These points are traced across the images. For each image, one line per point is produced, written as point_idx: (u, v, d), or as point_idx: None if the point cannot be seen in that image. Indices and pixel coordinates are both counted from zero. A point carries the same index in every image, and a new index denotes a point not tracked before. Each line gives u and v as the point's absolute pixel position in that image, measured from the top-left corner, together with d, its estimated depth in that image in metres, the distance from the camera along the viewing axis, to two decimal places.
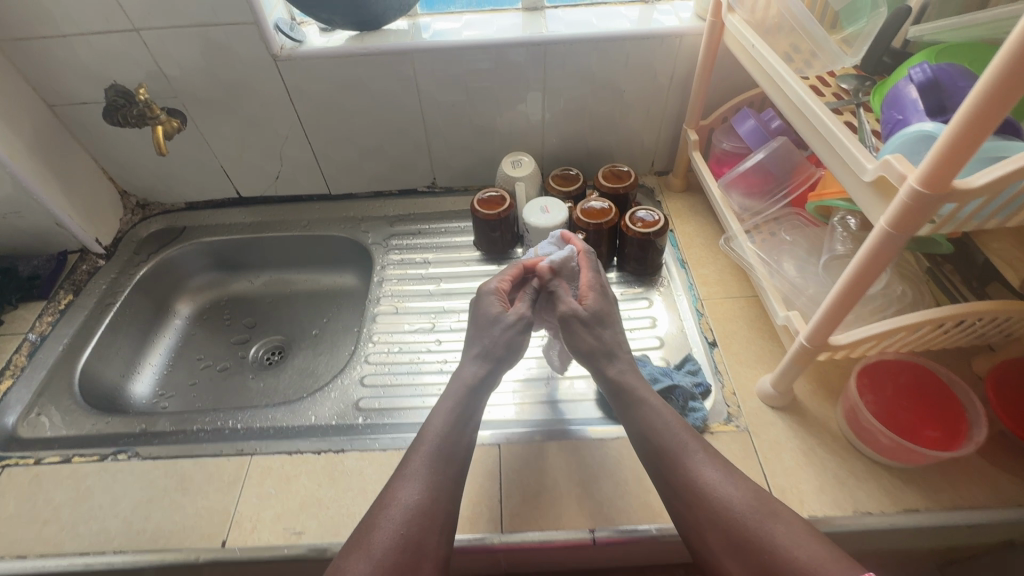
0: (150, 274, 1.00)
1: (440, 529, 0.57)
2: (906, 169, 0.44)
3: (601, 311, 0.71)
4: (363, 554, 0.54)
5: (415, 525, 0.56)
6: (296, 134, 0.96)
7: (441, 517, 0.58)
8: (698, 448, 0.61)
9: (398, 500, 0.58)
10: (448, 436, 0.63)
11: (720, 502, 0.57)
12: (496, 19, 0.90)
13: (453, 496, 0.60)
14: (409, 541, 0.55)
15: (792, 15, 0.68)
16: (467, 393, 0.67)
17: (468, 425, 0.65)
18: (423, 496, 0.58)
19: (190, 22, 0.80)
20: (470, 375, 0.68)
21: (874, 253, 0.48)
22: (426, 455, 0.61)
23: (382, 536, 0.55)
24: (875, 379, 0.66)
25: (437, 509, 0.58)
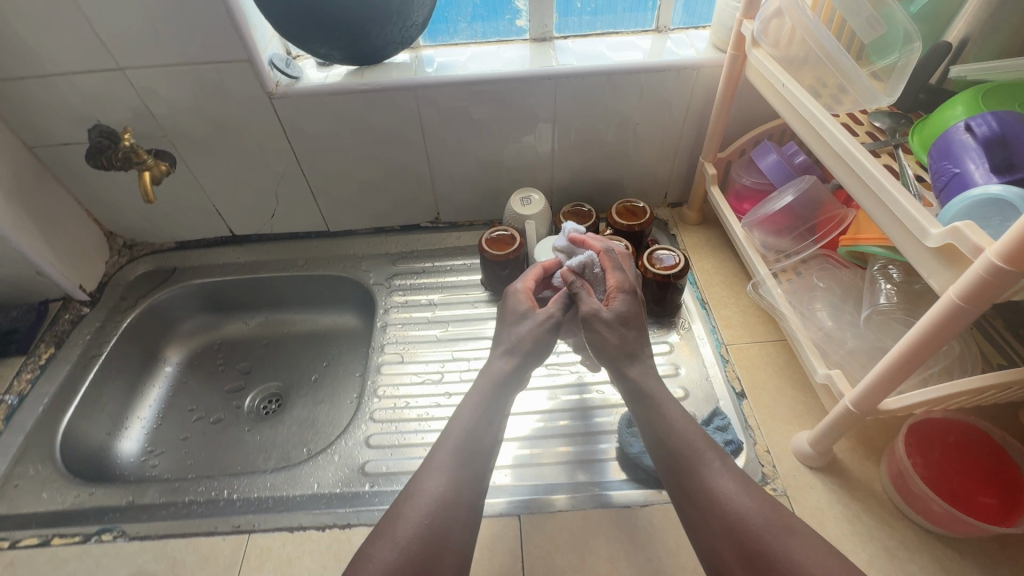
0: (137, 321, 0.95)
1: (464, 522, 0.56)
2: (980, 239, 0.40)
3: (627, 312, 0.66)
4: (387, 542, 0.53)
5: (440, 516, 0.55)
6: (292, 171, 0.91)
7: (466, 507, 0.57)
8: (716, 457, 0.57)
9: (424, 490, 0.57)
10: (474, 430, 0.62)
11: (735, 517, 0.52)
12: (503, 51, 0.85)
13: (477, 488, 0.59)
14: (433, 533, 0.54)
15: (822, 49, 0.61)
16: (492, 391, 0.65)
17: (495, 419, 0.64)
18: (448, 487, 0.57)
19: (178, 60, 0.75)
20: (497, 371, 0.67)
21: (938, 326, 0.43)
22: (450, 448, 0.60)
23: (406, 526, 0.54)
24: (921, 439, 0.62)
25: (461, 501, 0.57)
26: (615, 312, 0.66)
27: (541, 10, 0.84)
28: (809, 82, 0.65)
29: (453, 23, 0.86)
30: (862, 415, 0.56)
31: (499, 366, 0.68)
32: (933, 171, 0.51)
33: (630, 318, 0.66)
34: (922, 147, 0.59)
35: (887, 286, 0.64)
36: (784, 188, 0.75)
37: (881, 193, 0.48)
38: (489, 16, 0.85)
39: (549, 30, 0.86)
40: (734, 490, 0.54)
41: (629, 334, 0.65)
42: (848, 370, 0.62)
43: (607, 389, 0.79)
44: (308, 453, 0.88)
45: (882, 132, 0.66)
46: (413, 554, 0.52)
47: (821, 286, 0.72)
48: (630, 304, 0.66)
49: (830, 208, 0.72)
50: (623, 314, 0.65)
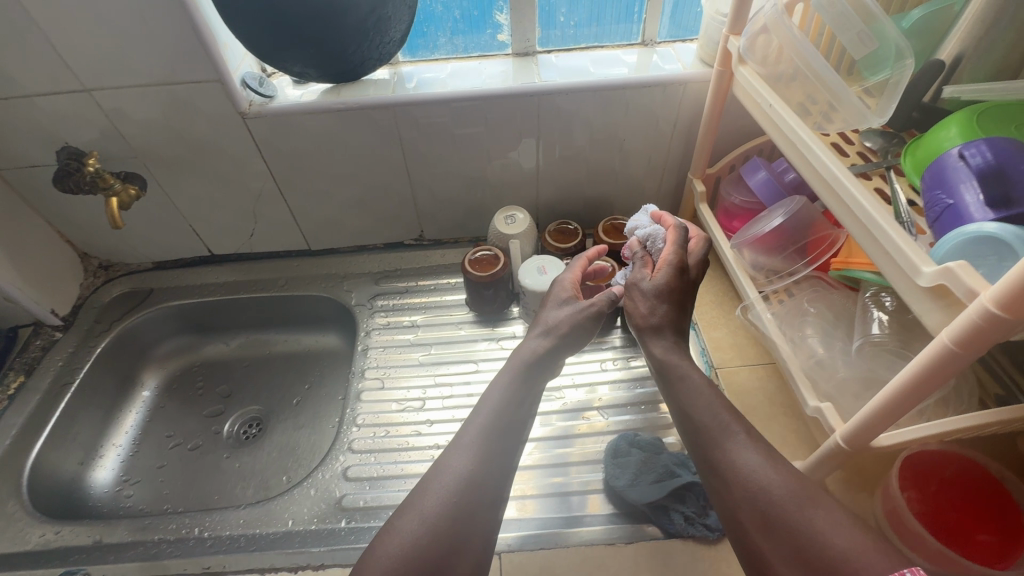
0: (112, 345, 0.92)
1: (491, 502, 0.54)
2: (975, 282, 0.37)
3: (667, 289, 0.62)
4: (415, 516, 0.52)
5: (467, 494, 0.53)
6: (270, 190, 0.89)
7: (490, 487, 0.55)
8: (739, 429, 0.52)
9: (451, 467, 0.55)
10: (501, 411, 0.60)
11: (757, 488, 0.48)
12: (485, 67, 0.83)
13: (501, 470, 0.57)
14: (461, 511, 0.52)
15: (807, 66, 0.59)
16: (522, 371, 0.63)
17: (524, 400, 0.62)
18: (475, 467, 0.55)
19: (145, 81, 0.73)
20: (531, 351, 0.65)
21: (930, 368, 0.41)
22: (479, 426, 0.58)
23: (433, 501, 0.52)
24: (917, 473, 0.59)
25: (488, 481, 0.55)
26: (653, 287, 0.63)
27: (523, 25, 0.81)
28: (797, 99, 0.63)
29: (433, 38, 0.84)
30: (853, 452, 0.54)
31: (535, 344, 0.65)
32: (926, 200, 0.48)
33: (668, 295, 0.62)
34: (915, 171, 0.57)
35: (880, 317, 0.63)
36: (775, 208, 0.73)
37: (873, 226, 0.46)
38: (470, 30, 0.83)
39: (531, 44, 0.84)
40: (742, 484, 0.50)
41: (662, 307, 0.62)
42: (838, 402, 0.60)
43: (593, 415, 0.76)
44: (288, 482, 0.86)
45: (874, 152, 0.63)
46: (437, 532, 0.51)
47: (812, 311, 0.69)
48: (671, 279, 0.62)
49: (821, 229, 0.70)
50: (663, 290, 0.62)
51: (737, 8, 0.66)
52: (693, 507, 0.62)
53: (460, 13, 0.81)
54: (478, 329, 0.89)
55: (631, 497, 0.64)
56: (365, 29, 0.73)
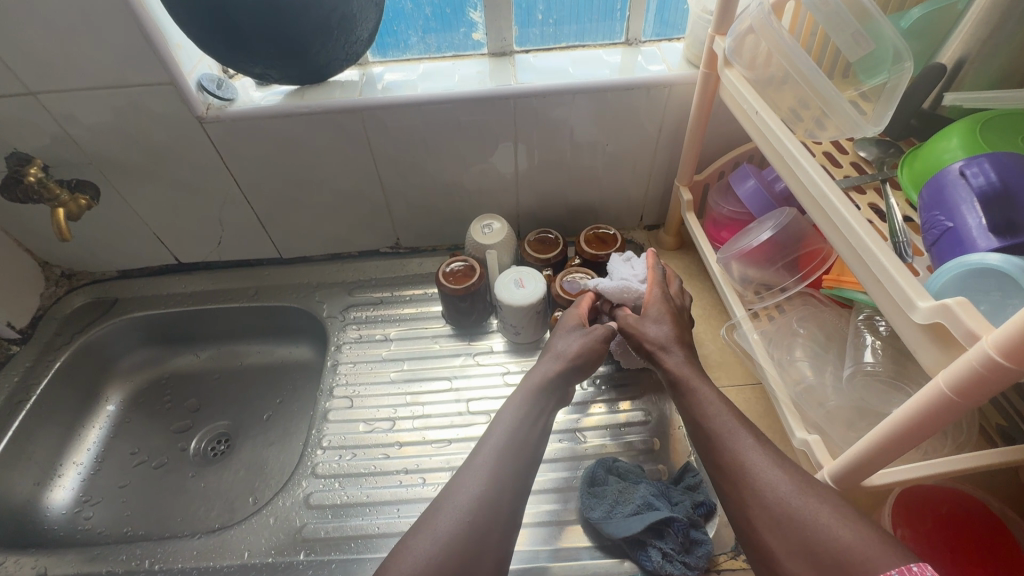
0: (73, 358, 0.88)
1: (503, 527, 0.53)
2: (975, 322, 0.33)
3: (664, 314, 0.67)
4: (428, 533, 0.52)
5: (480, 514, 0.53)
6: (235, 197, 0.84)
7: (504, 509, 0.54)
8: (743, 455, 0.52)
9: (463, 487, 0.55)
10: (516, 432, 0.59)
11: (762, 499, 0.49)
12: (459, 68, 0.78)
13: (520, 492, 0.56)
14: (473, 531, 0.52)
15: (797, 71, 0.54)
16: (538, 392, 0.63)
17: (538, 421, 0.62)
18: (486, 487, 0.55)
19: (94, 83, 0.68)
20: (543, 373, 0.65)
21: (925, 413, 0.37)
22: (493, 448, 0.58)
23: (446, 520, 0.52)
24: (910, 509, 0.55)
25: (503, 501, 0.54)
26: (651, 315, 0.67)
27: (499, 23, 0.76)
28: (786, 106, 0.58)
29: (404, 37, 0.79)
30: (842, 491, 0.50)
31: (548, 367, 0.65)
32: (923, 221, 0.44)
33: (668, 320, 0.66)
34: (912, 185, 0.52)
35: (872, 342, 0.58)
36: (764, 220, 0.68)
37: (864, 252, 0.42)
38: (443, 28, 0.78)
39: (508, 44, 0.79)
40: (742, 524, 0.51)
41: (665, 329, 0.66)
42: (827, 432, 0.56)
43: (571, 438, 0.71)
44: (255, 503, 0.82)
45: (868, 164, 0.59)
46: (451, 552, 0.50)
47: (802, 331, 0.65)
48: (665, 305, 0.67)
49: (813, 243, 0.65)
50: (663, 314, 0.66)
51: (722, 7, 0.61)
52: (672, 542, 0.58)
53: (432, 11, 0.76)
54: (454, 343, 0.85)
55: (607, 531, 0.60)
56: (327, 29, 0.69)
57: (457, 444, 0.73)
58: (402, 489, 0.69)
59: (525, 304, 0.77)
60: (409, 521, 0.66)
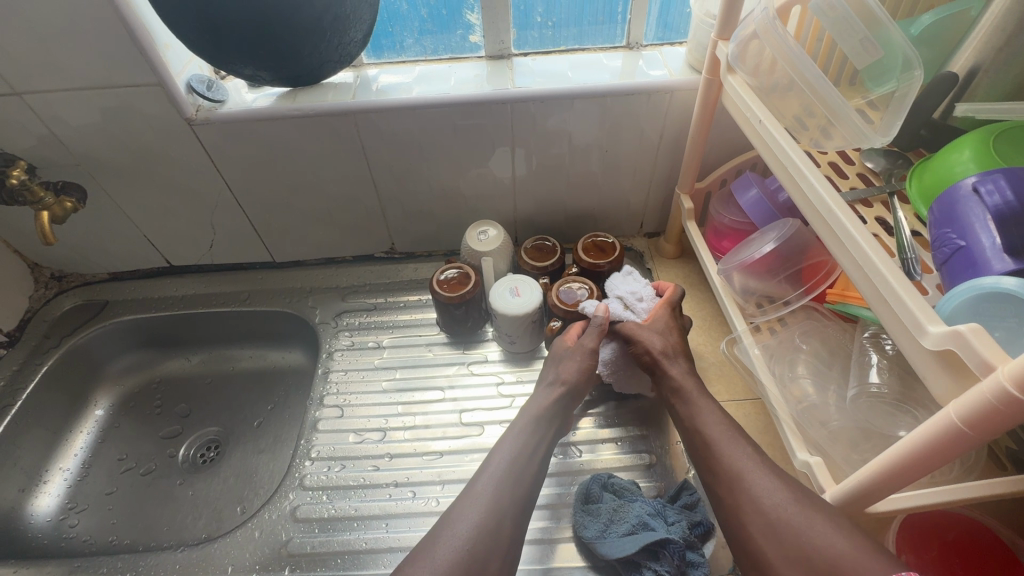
0: (61, 362, 0.87)
1: (503, 553, 0.53)
2: (989, 350, 0.31)
3: (668, 325, 0.67)
4: (426, 562, 0.50)
5: (481, 542, 0.52)
6: (226, 200, 0.83)
7: (506, 531, 0.54)
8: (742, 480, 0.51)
9: (463, 518, 0.54)
10: (516, 463, 0.59)
11: None
12: (455, 71, 0.77)
13: (520, 524, 0.55)
14: (473, 558, 0.51)
15: (802, 77, 0.52)
16: (535, 421, 0.63)
17: (539, 452, 0.61)
18: (487, 516, 0.54)
19: (81, 84, 0.67)
20: (539, 403, 0.65)
21: (934, 442, 0.35)
22: (493, 476, 0.57)
23: (445, 551, 0.51)
24: (915, 535, 0.53)
25: (504, 528, 0.54)
26: (652, 325, 0.67)
27: (496, 25, 0.75)
28: (790, 113, 0.56)
29: (400, 38, 0.77)
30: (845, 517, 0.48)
31: (541, 398, 0.65)
32: (933, 238, 0.42)
33: (669, 331, 0.66)
34: (921, 198, 0.50)
35: (878, 361, 0.56)
36: (767, 231, 0.66)
37: (870, 269, 0.40)
38: (440, 30, 0.77)
39: (506, 46, 0.77)
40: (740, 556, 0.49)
41: (669, 337, 0.66)
42: (830, 454, 0.54)
43: (566, 452, 0.70)
44: (243, 513, 0.80)
45: (875, 174, 0.57)
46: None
47: (804, 346, 0.63)
48: (669, 318, 0.68)
49: (816, 254, 0.63)
50: (666, 327, 0.67)
51: (725, 11, 0.59)
52: (668, 565, 0.56)
53: (428, 12, 0.75)
54: (448, 351, 0.83)
55: (601, 551, 0.58)
56: (319, 30, 0.67)
57: (448, 457, 0.72)
58: (391, 503, 0.68)
59: (521, 314, 0.75)
60: (397, 536, 0.64)
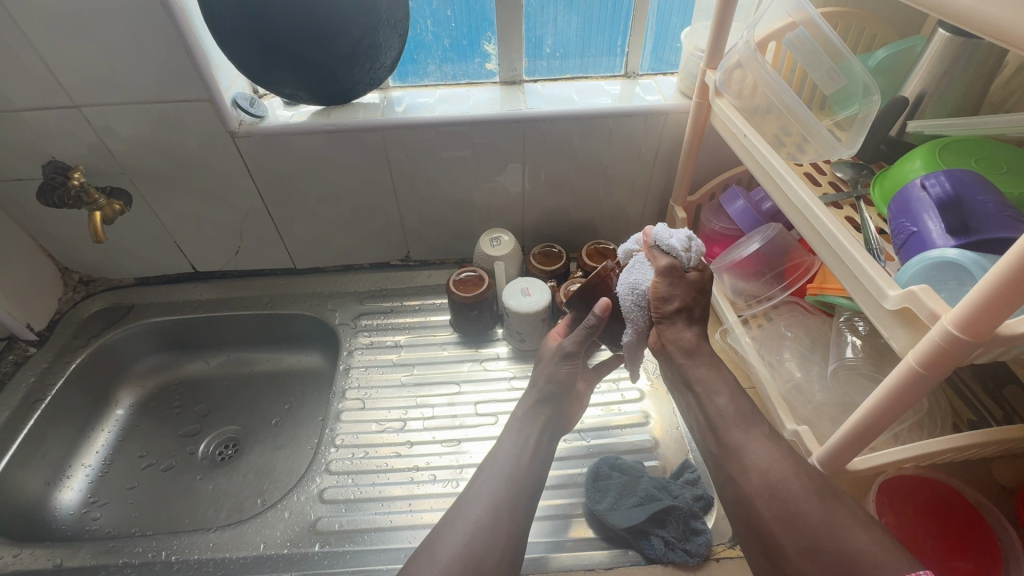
0: (88, 361, 0.90)
1: (505, 546, 0.56)
2: (936, 304, 0.38)
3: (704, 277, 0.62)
4: (428, 559, 0.54)
5: (482, 536, 0.55)
6: (256, 208, 0.89)
7: (509, 527, 0.57)
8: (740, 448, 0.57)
9: (464, 514, 0.57)
10: (518, 455, 0.62)
11: (754, 480, 0.53)
12: (472, 94, 0.85)
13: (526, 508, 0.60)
14: (472, 553, 0.54)
15: (779, 99, 0.62)
16: (525, 418, 0.66)
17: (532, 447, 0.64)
18: (487, 509, 0.57)
19: (137, 98, 0.74)
20: (528, 399, 0.68)
21: (900, 389, 0.42)
22: (499, 473, 0.61)
23: (446, 545, 0.54)
24: (893, 498, 0.60)
25: (509, 515, 0.57)
26: (694, 281, 0.61)
27: (511, 54, 0.84)
28: (771, 130, 0.66)
29: (423, 65, 0.86)
30: (830, 474, 0.54)
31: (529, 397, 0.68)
32: (893, 228, 0.50)
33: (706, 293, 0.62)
34: (883, 200, 0.59)
35: (854, 340, 0.64)
36: (753, 234, 0.74)
37: (841, 251, 0.47)
38: (459, 58, 0.86)
39: (518, 73, 0.86)
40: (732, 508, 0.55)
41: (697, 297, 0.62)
42: (815, 425, 0.61)
43: (575, 438, 0.76)
44: (263, 504, 0.84)
45: (844, 181, 0.66)
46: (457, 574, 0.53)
47: (789, 335, 0.71)
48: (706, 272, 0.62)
49: (797, 255, 0.71)
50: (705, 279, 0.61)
51: (712, 45, 0.69)
52: (673, 530, 0.62)
53: (450, 42, 0.84)
54: (462, 349, 0.89)
55: (610, 522, 0.63)
56: (355, 55, 0.75)
57: (466, 444, 0.77)
58: (413, 486, 0.72)
59: (532, 312, 0.81)
60: (420, 515, 0.69)
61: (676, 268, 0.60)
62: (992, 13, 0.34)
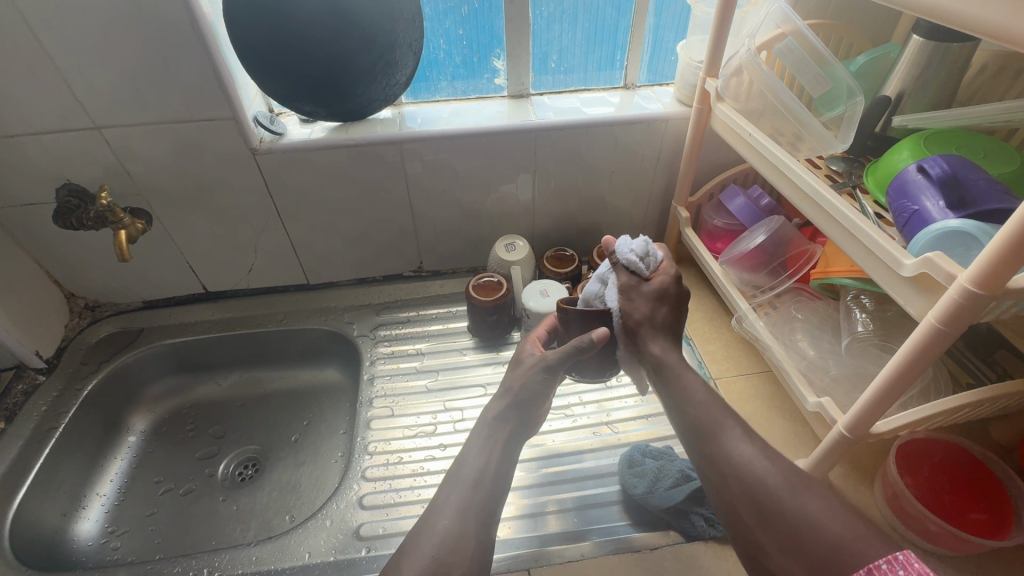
0: (100, 387, 0.88)
1: (473, 554, 0.56)
2: (950, 267, 0.43)
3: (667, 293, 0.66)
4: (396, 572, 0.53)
5: (448, 546, 0.55)
6: (273, 224, 0.90)
7: (475, 536, 0.57)
8: None
9: (433, 526, 0.57)
10: (487, 463, 0.64)
11: None
12: (483, 107, 0.90)
13: None
14: (439, 563, 0.53)
15: (779, 100, 0.68)
16: (491, 425, 0.68)
17: (499, 453, 0.66)
18: (454, 521, 0.58)
19: (159, 117, 0.75)
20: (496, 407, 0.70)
21: (922, 348, 0.46)
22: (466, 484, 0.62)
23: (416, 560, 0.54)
24: (910, 461, 0.64)
25: (469, 529, 0.58)
26: (657, 289, 0.66)
27: (518, 70, 0.89)
28: (769, 129, 0.71)
29: (435, 81, 0.90)
30: (856, 439, 0.58)
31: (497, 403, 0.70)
32: (893, 209, 0.56)
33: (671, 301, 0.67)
34: (877, 188, 0.65)
35: (862, 316, 0.70)
36: (756, 227, 0.80)
37: (854, 230, 0.53)
38: (469, 75, 0.90)
39: (526, 87, 0.91)
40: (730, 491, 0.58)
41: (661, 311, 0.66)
42: (835, 395, 0.66)
43: (604, 431, 0.79)
44: (291, 521, 0.82)
45: (839, 174, 0.71)
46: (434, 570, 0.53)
47: (799, 317, 0.76)
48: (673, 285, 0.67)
49: (798, 245, 0.78)
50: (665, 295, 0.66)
51: (711, 55, 0.75)
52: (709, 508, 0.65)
53: (460, 59, 0.88)
54: (483, 354, 0.92)
55: (651, 503, 0.67)
56: (374, 72, 0.79)
57: None
58: None
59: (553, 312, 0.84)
60: None
61: (636, 280, 0.66)
62: (978, 12, 0.40)
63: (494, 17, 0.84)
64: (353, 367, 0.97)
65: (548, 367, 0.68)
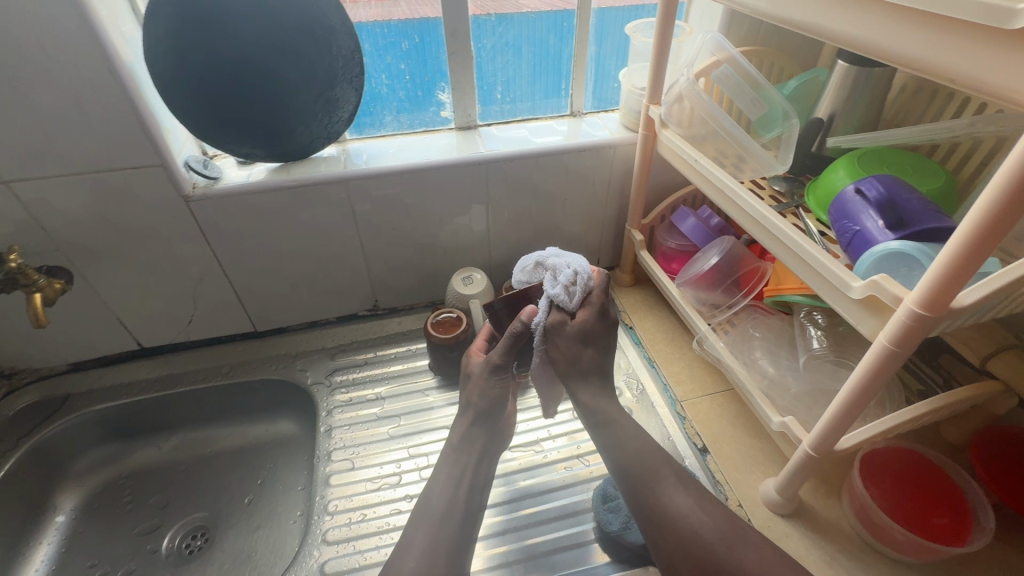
0: (19, 465, 0.79)
1: None
2: (895, 289, 0.44)
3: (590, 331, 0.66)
4: None
5: None
6: (213, 273, 0.85)
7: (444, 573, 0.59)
8: None
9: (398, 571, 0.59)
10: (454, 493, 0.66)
11: None
12: (431, 140, 0.88)
13: None
14: None
15: (720, 125, 0.69)
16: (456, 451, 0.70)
17: (465, 479, 0.68)
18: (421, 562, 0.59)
19: (76, 168, 0.69)
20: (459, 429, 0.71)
21: (877, 368, 0.47)
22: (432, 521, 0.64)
23: None
24: (874, 471, 0.66)
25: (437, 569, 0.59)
26: (581, 328, 0.65)
27: (465, 102, 0.88)
28: (713, 153, 0.73)
29: (380, 116, 0.88)
30: (822, 457, 0.59)
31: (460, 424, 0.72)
32: (837, 229, 0.58)
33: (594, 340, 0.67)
34: (819, 207, 0.67)
35: (817, 332, 0.73)
36: (708, 248, 0.81)
37: (803, 253, 0.53)
38: (415, 108, 0.88)
39: (473, 118, 0.90)
40: (689, 513, 0.59)
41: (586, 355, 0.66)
42: (797, 413, 0.67)
43: (576, 464, 0.77)
44: None
45: (782, 194, 0.73)
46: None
47: (757, 335, 0.77)
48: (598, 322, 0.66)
49: (749, 263, 0.79)
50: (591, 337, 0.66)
51: (652, 83, 0.76)
52: None
53: (405, 94, 0.86)
54: (446, 393, 0.88)
55: (628, 540, 0.66)
56: (313, 110, 0.77)
57: None
58: None
59: None
60: None
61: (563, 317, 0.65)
62: (894, 45, 0.42)
63: (437, 51, 0.83)
64: (309, 417, 0.91)
65: (497, 371, 0.69)
